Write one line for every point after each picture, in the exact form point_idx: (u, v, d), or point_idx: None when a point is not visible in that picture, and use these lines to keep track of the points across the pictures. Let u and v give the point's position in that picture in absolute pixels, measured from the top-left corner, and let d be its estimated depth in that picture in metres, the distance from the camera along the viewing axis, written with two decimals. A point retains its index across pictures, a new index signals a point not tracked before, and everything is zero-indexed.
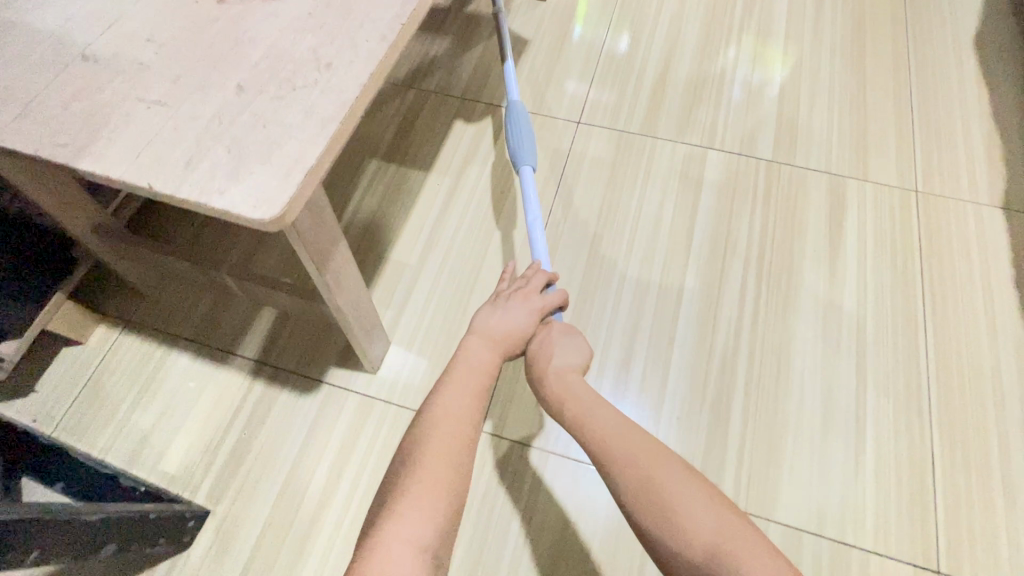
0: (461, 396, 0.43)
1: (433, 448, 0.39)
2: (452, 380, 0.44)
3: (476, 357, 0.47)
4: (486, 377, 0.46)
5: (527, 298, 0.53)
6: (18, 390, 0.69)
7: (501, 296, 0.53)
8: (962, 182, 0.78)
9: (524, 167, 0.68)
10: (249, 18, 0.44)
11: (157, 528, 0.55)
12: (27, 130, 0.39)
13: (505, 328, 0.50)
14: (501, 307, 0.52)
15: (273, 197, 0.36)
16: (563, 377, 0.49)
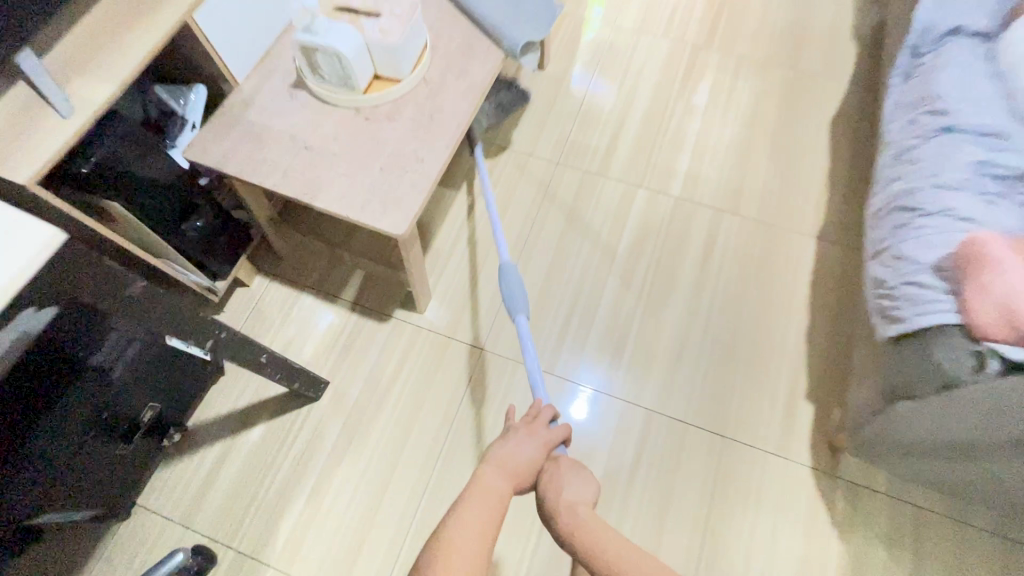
0: (474, 527, 0.57)
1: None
2: (468, 513, 0.58)
3: (493, 482, 0.62)
4: (496, 508, 0.59)
5: (532, 437, 0.70)
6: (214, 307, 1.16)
7: (512, 433, 0.70)
8: (797, 219, 1.23)
9: (518, 316, 0.96)
10: (383, 129, 0.90)
11: (309, 381, 1.02)
12: (286, 184, 0.86)
13: (517, 459, 0.66)
14: (515, 443, 0.69)
15: (401, 224, 0.83)
16: (570, 505, 0.63)
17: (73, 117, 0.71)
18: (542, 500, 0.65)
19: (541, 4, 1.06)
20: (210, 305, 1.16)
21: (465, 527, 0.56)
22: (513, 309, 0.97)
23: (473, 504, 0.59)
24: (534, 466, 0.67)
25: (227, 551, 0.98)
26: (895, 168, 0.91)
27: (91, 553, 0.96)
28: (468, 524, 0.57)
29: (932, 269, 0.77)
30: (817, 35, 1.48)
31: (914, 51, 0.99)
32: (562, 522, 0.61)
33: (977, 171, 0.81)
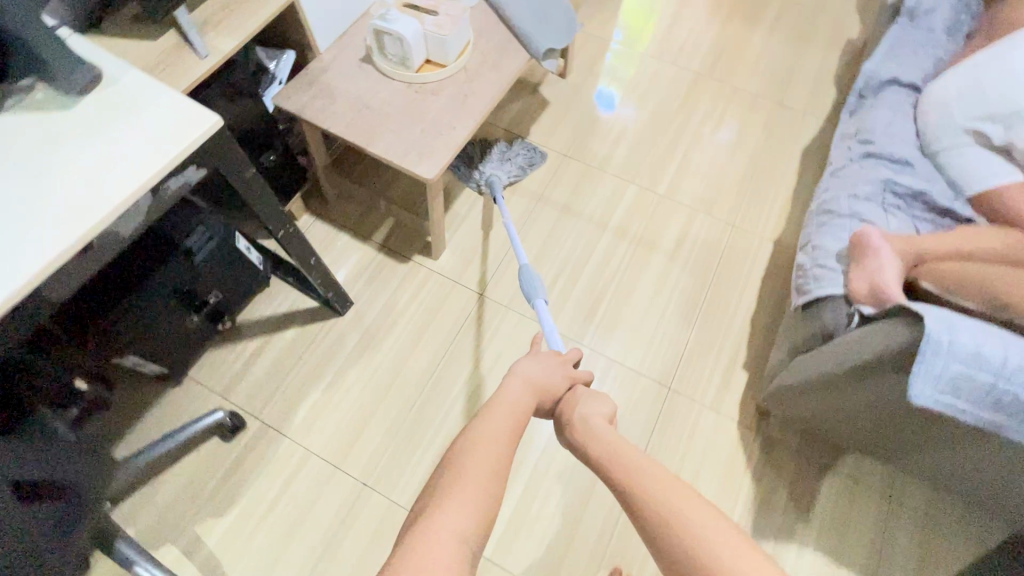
0: (500, 425, 0.72)
1: (481, 451, 0.67)
2: (496, 415, 0.74)
3: (517, 392, 0.80)
4: (520, 416, 0.76)
5: (554, 369, 0.88)
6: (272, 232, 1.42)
7: (532, 362, 0.88)
8: (759, 226, 1.46)
9: (539, 301, 1.12)
10: (426, 101, 1.15)
11: (339, 297, 1.25)
12: (347, 131, 1.11)
13: (538, 377, 0.84)
14: (536, 369, 0.86)
15: (431, 170, 1.07)
16: (587, 419, 0.80)
17: (208, 59, 0.97)
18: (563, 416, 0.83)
19: (565, 21, 1.31)
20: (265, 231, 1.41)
21: (490, 425, 0.71)
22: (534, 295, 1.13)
23: (499, 408, 0.75)
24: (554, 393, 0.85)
25: (255, 420, 1.20)
26: (828, 181, 1.13)
27: (145, 408, 1.18)
28: (495, 421, 0.73)
29: (834, 257, 0.99)
30: (803, 78, 1.73)
31: (859, 95, 1.23)
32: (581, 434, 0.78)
33: (882, 188, 1.03)
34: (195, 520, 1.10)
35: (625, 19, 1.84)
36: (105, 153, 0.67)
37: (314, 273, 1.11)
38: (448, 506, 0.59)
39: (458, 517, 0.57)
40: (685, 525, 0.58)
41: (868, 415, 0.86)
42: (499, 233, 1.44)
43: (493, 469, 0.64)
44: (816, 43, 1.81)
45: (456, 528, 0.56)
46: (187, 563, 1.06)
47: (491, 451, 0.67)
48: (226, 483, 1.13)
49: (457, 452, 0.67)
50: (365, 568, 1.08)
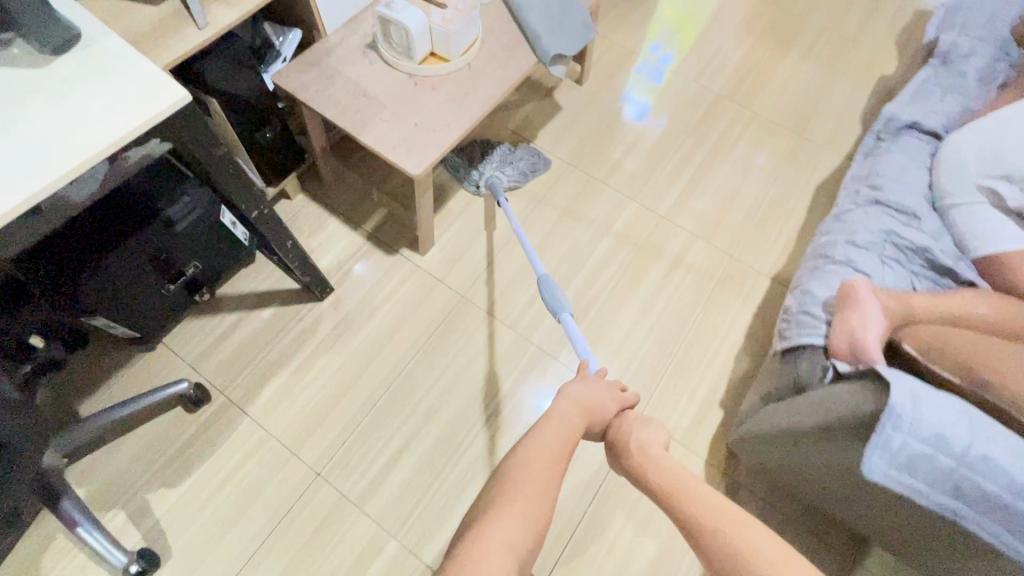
0: (559, 441, 0.81)
1: (537, 463, 0.76)
2: (553, 430, 0.82)
3: (570, 413, 0.86)
4: (574, 431, 0.84)
5: (610, 392, 0.94)
6: None
7: (589, 382, 0.94)
8: (759, 258, 1.42)
9: (564, 314, 1.10)
10: (425, 95, 1.12)
11: (318, 280, 1.23)
12: (340, 116, 1.09)
13: (591, 399, 0.90)
14: (594, 390, 0.92)
15: (419, 166, 1.04)
16: (640, 444, 0.86)
17: (206, 30, 0.96)
18: (614, 438, 0.90)
19: (580, 27, 1.27)
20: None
21: (548, 444, 0.80)
22: (557, 309, 1.11)
23: (555, 428, 0.83)
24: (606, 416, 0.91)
25: (220, 395, 1.19)
26: (830, 224, 1.08)
27: (115, 369, 1.18)
28: (552, 439, 0.81)
29: (821, 303, 0.94)
30: (828, 110, 1.66)
31: (877, 136, 1.17)
32: (635, 456, 0.85)
33: (883, 237, 0.98)
34: (146, 488, 1.10)
35: (653, 30, 1.79)
36: (68, 117, 0.66)
37: (288, 254, 1.09)
38: (513, 513, 0.69)
39: (519, 521, 0.68)
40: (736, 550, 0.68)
41: (827, 480, 0.81)
42: (491, 235, 1.42)
43: (550, 485, 0.74)
44: (848, 76, 1.73)
45: (517, 532, 0.67)
46: (132, 530, 1.07)
47: (550, 470, 0.76)
48: (183, 455, 1.13)
49: (517, 467, 0.76)
50: (305, 559, 1.07)
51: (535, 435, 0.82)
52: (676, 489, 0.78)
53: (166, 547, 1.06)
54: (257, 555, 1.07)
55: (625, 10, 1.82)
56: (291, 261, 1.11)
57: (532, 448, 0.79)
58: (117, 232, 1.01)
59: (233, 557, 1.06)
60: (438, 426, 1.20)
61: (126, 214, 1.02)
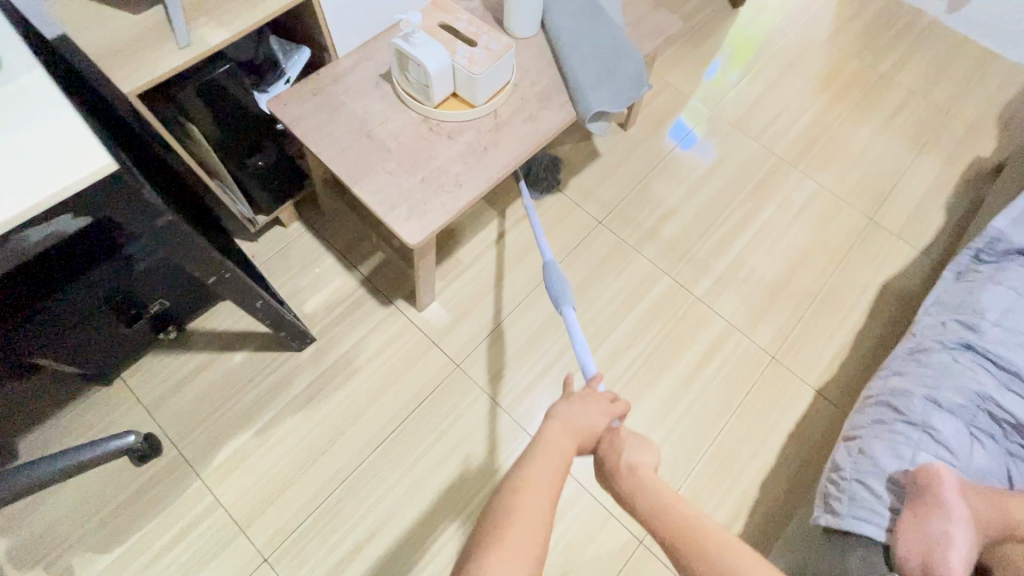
0: (543, 476, 0.58)
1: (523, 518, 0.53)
2: (538, 463, 0.59)
3: (560, 439, 0.63)
4: (561, 460, 0.61)
5: (599, 404, 0.70)
6: (247, 236, 1.26)
7: (576, 396, 0.71)
8: (804, 363, 1.22)
9: (565, 308, 0.95)
10: (440, 145, 0.96)
11: (297, 334, 1.09)
12: (336, 159, 0.93)
13: (578, 418, 0.67)
14: (582, 407, 0.69)
15: (417, 234, 0.88)
16: (632, 467, 0.63)
17: (187, 50, 0.80)
18: (602, 463, 0.66)
19: (633, 77, 1.08)
20: (244, 233, 1.25)
21: (540, 473, 0.58)
22: (560, 301, 0.96)
23: (540, 461, 0.60)
24: (596, 431, 0.68)
25: (172, 449, 1.07)
26: (904, 364, 0.89)
27: (63, 404, 1.07)
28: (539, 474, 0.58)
29: (886, 477, 0.75)
30: (907, 191, 1.44)
31: (975, 255, 0.97)
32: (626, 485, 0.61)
33: (975, 401, 0.79)
34: (73, 550, 0.98)
35: (715, 75, 1.59)
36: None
37: (258, 313, 0.94)
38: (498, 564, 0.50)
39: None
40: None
41: None
42: (499, 295, 1.25)
43: (542, 524, 0.53)
44: (935, 153, 1.50)
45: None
46: None
47: (542, 505, 0.55)
48: (120, 516, 1.01)
49: (502, 503, 0.55)
50: None
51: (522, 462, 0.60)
52: (677, 512, 0.57)
53: None
54: None
55: (686, 47, 1.62)
56: (266, 320, 0.97)
57: (520, 480, 0.57)
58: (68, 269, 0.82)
59: None
60: (408, 517, 1.05)
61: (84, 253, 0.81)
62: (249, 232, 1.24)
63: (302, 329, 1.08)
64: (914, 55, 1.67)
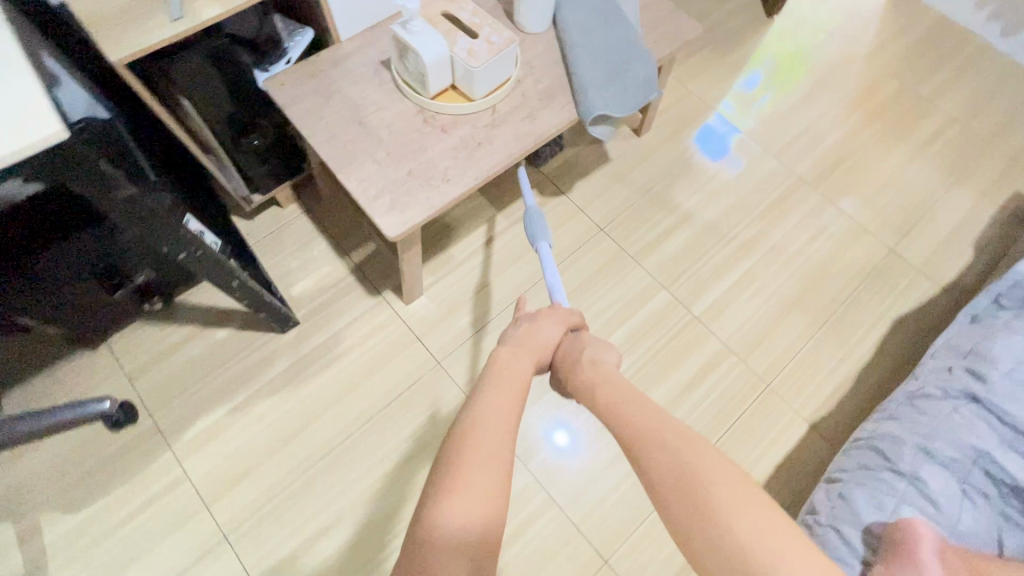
0: (502, 399, 0.53)
1: (477, 440, 0.49)
2: (493, 385, 0.55)
3: (520, 360, 0.61)
4: (519, 377, 0.58)
5: (554, 317, 0.70)
6: (244, 215, 1.25)
7: (533, 316, 0.70)
8: (801, 395, 1.16)
9: (541, 243, 0.93)
10: (432, 137, 0.93)
11: (278, 315, 1.10)
12: (325, 144, 0.91)
13: (537, 333, 0.67)
14: (538, 323, 0.68)
15: (396, 227, 0.86)
16: (591, 363, 0.64)
17: (179, 23, 0.80)
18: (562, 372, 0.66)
19: (644, 81, 1.03)
20: (240, 211, 1.25)
21: (493, 398, 0.53)
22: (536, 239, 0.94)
23: (499, 382, 0.56)
24: (550, 344, 0.67)
25: (147, 418, 1.07)
26: (901, 408, 0.83)
27: (48, 363, 1.08)
28: (496, 396, 0.54)
29: (863, 527, 0.70)
30: (935, 223, 1.36)
31: (994, 299, 0.90)
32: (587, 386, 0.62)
33: (972, 457, 0.73)
34: (42, 507, 1.00)
35: (742, 86, 1.52)
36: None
37: (235, 292, 0.94)
38: (463, 504, 0.45)
39: (467, 520, 0.44)
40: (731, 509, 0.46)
41: None
42: (490, 296, 1.22)
43: (503, 450, 0.49)
44: (971, 185, 1.41)
45: (459, 532, 0.44)
46: (14, 551, 0.97)
47: (499, 437, 0.50)
48: (89, 479, 1.02)
49: (454, 440, 0.49)
50: None
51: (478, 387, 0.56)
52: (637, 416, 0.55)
53: None
54: None
55: (713, 54, 1.56)
56: (243, 300, 0.97)
57: (474, 410, 0.52)
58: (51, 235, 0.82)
59: None
60: (371, 511, 1.03)
61: (71, 209, 0.80)
62: (246, 210, 1.24)
63: (282, 310, 1.09)
64: (961, 78, 1.56)
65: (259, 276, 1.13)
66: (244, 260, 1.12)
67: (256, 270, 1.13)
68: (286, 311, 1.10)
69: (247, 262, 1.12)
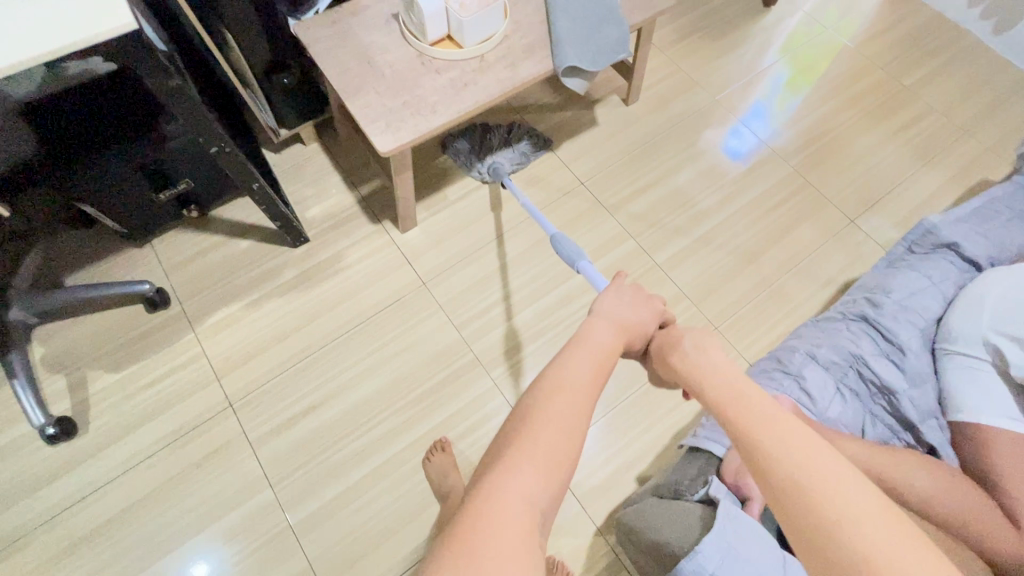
0: (580, 372, 0.63)
1: (550, 406, 0.58)
2: (576, 359, 0.65)
3: (602, 332, 0.70)
4: (606, 354, 0.67)
5: (644, 304, 0.77)
6: (272, 147, 1.46)
7: (625, 296, 0.77)
8: (746, 340, 1.28)
9: (582, 262, 1.00)
10: (426, 77, 1.10)
11: (291, 229, 1.28)
12: (336, 77, 1.09)
13: (626, 314, 0.74)
14: (625, 303, 0.76)
15: (387, 146, 1.03)
16: (691, 349, 0.69)
17: None
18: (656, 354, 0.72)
19: (615, 44, 1.18)
20: (269, 144, 1.46)
21: (573, 373, 0.63)
22: (576, 259, 1.02)
23: (583, 354, 0.66)
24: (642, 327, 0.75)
25: (178, 304, 1.28)
26: (807, 324, 0.93)
27: (103, 254, 1.30)
28: (578, 367, 0.63)
29: None
30: (900, 200, 1.45)
31: (908, 248, 0.99)
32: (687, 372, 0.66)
33: (849, 360, 0.85)
34: (89, 366, 1.21)
35: (779, 62, 1.64)
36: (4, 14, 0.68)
37: (253, 193, 1.12)
38: (525, 461, 0.54)
39: (532, 473, 0.53)
40: (813, 501, 0.46)
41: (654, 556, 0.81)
42: (476, 231, 1.39)
43: (568, 426, 0.57)
44: (941, 169, 1.49)
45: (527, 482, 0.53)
46: (64, 397, 1.18)
47: (575, 410, 0.59)
48: (127, 348, 1.23)
49: (536, 402, 0.59)
50: (191, 476, 1.13)
51: (559, 359, 0.65)
52: (742, 407, 0.55)
53: (84, 422, 1.16)
54: (152, 457, 1.15)
55: (707, 37, 1.68)
56: (263, 207, 1.18)
57: (554, 375, 0.62)
58: (120, 129, 1.05)
59: (132, 453, 1.15)
60: (353, 396, 1.21)
61: (132, 103, 1.02)
62: (273, 143, 1.44)
63: (293, 223, 1.28)
64: (948, 72, 1.63)
65: (278, 194, 1.32)
66: (268, 179, 1.32)
67: (276, 190, 1.33)
68: (295, 223, 1.29)
69: (270, 182, 1.32)
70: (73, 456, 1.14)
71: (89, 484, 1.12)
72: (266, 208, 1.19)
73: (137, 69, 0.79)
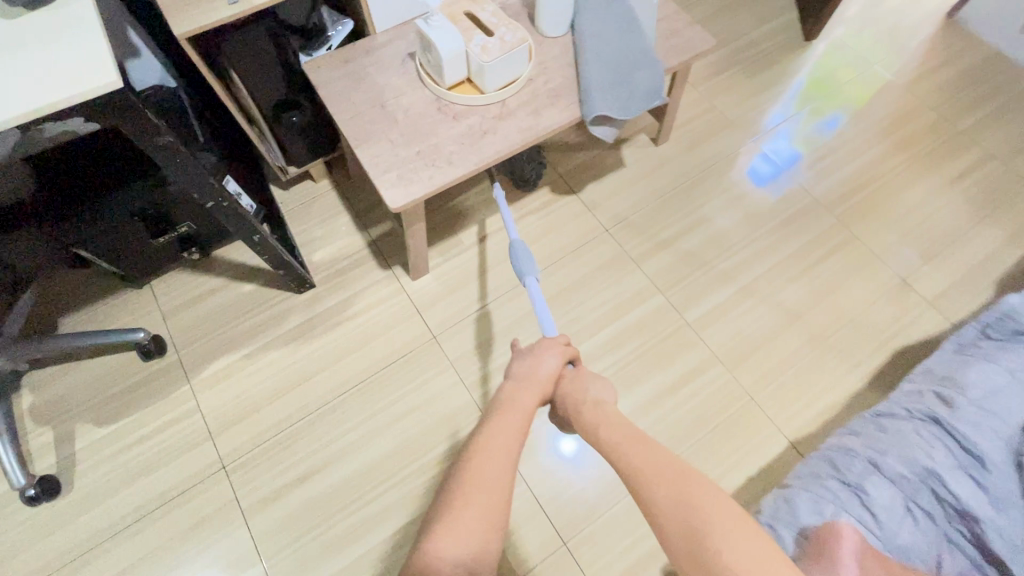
0: (502, 436, 0.57)
1: (479, 479, 0.53)
2: (500, 425, 0.59)
3: (518, 394, 0.64)
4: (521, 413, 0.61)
5: (553, 350, 0.71)
6: (280, 184, 1.39)
7: (535, 347, 0.71)
8: (785, 413, 1.16)
9: (529, 277, 0.95)
10: (443, 123, 1.01)
11: (296, 276, 1.21)
12: (346, 123, 1.01)
13: (534, 366, 0.68)
14: (539, 355, 0.70)
15: (398, 200, 0.94)
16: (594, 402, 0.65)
17: (233, 7, 0.94)
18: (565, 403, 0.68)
19: (648, 89, 1.08)
20: (277, 181, 1.39)
21: (499, 439, 0.57)
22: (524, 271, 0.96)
23: (505, 418, 0.60)
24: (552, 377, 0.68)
25: (173, 353, 1.21)
26: (865, 423, 0.83)
27: (99, 296, 1.24)
28: (501, 434, 0.58)
29: (798, 529, 0.69)
30: (957, 258, 1.32)
31: (983, 331, 0.89)
32: (586, 423, 0.64)
33: (920, 476, 0.73)
34: (77, 419, 1.14)
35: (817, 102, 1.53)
36: None
37: (257, 243, 1.05)
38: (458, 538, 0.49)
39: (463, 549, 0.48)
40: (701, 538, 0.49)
41: None
42: (491, 281, 1.29)
43: (495, 495, 0.52)
44: (1002, 223, 1.36)
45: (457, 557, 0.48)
46: (50, 452, 1.11)
47: (501, 474, 0.54)
48: (117, 399, 1.16)
49: (455, 476, 0.54)
50: (177, 545, 1.05)
51: (481, 424, 0.60)
52: (640, 450, 0.57)
53: (69, 482, 1.09)
54: (138, 522, 1.07)
55: (742, 73, 1.57)
56: (264, 256, 1.09)
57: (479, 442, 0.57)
58: None
59: (116, 517, 1.07)
60: (354, 461, 1.12)
61: None
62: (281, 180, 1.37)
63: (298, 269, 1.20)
64: (1007, 115, 1.50)
65: (286, 239, 1.24)
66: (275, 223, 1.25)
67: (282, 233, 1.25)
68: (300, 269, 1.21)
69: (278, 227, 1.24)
70: (54, 519, 1.06)
71: (70, 551, 1.04)
72: (269, 257, 1.11)
73: (124, 127, 0.72)
